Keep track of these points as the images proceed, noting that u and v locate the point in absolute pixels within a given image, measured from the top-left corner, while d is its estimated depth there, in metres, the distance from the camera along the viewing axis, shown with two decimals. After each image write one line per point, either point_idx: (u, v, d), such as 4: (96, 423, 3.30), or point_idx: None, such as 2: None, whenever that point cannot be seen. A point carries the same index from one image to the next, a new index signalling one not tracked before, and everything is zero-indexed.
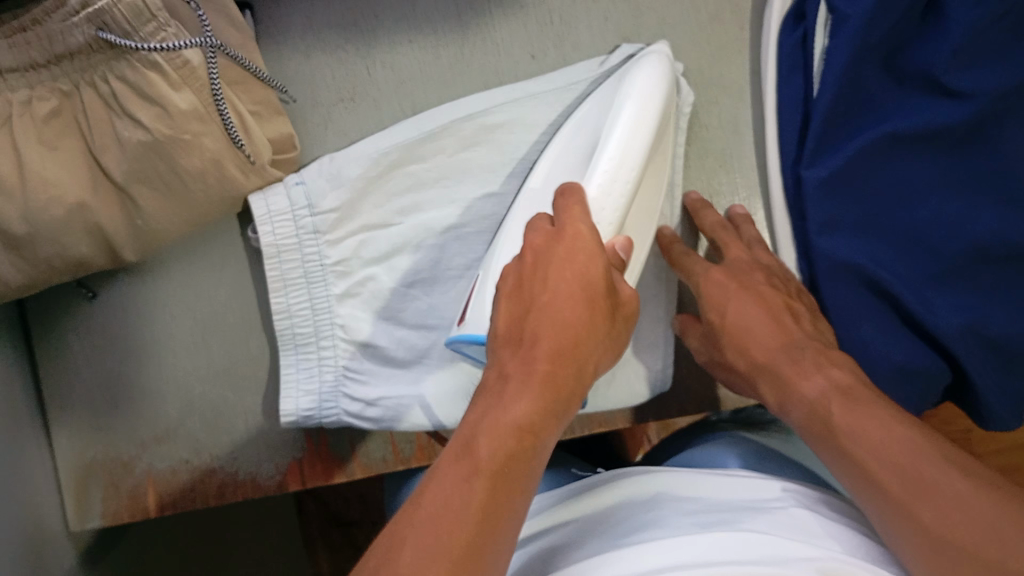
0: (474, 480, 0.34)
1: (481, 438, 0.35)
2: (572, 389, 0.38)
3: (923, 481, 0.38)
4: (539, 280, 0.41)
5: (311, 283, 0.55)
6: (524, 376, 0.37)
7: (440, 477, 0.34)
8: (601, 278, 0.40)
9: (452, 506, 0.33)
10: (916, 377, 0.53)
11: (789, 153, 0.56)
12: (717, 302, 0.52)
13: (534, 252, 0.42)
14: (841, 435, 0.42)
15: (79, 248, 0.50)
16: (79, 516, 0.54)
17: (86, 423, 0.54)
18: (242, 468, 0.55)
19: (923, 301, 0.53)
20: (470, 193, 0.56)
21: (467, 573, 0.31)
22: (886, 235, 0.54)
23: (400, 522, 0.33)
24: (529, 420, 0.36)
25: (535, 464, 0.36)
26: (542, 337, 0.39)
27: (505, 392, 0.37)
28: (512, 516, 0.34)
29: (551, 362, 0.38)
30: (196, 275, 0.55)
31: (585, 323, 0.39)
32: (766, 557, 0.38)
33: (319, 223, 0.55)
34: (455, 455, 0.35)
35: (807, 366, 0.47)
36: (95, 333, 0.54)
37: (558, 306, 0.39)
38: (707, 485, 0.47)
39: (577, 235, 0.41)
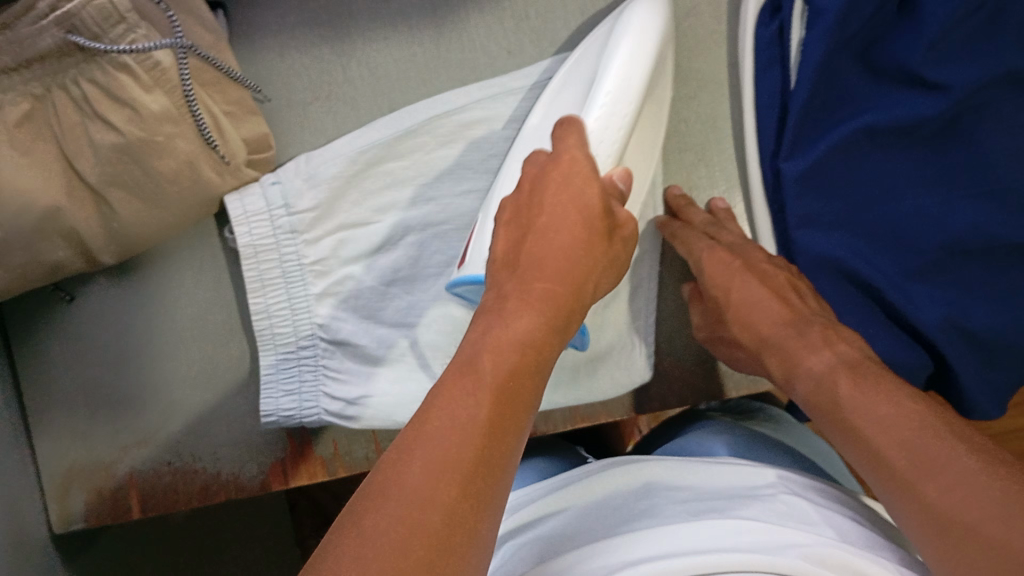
0: (484, 386, 0.33)
1: (488, 352, 0.35)
2: (570, 310, 0.39)
3: (932, 459, 0.37)
4: (536, 211, 0.42)
5: (290, 282, 0.55)
6: (522, 296, 0.38)
7: (445, 390, 0.33)
8: (598, 207, 0.42)
9: (464, 407, 0.32)
10: (898, 369, 0.53)
11: (767, 147, 0.56)
12: (721, 281, 0.52)
13: (533, 182, 0.43)
14: (851, 417, 0.41)
15: (56, 254, 0.49)
16: (63, 520, 0.54)
17: (67, 428, 0.54)
18: (225, 468, 0.55)
19: (900, 295, 0.53)
20: (449, 191, 0.56)
21: (487, 465, 0.31)
22: (864, 228, 0.54)
23: (407, 430, 0.32)
24: (531, 336, 0.36)
25: (538, 379, 0.36)
26: (539, 261, 0.40)
27: (508, 311, 0.37)
28: (518, 432, 0.33)
29: (553, 282, 0.39)
30: (173, 276, 0.55)
31: (581, 245, 0.41)
32: (758, 545, 0.38)
33: (296, 223, 0.54)
34: (460, 366, 0.34)
35: (807, 345, 0.47)
36: (74, 338, 0.54)
37: (554, 237, 0.41)
38: (703, 471, 0.47)
39: (574, 162, 0.42)
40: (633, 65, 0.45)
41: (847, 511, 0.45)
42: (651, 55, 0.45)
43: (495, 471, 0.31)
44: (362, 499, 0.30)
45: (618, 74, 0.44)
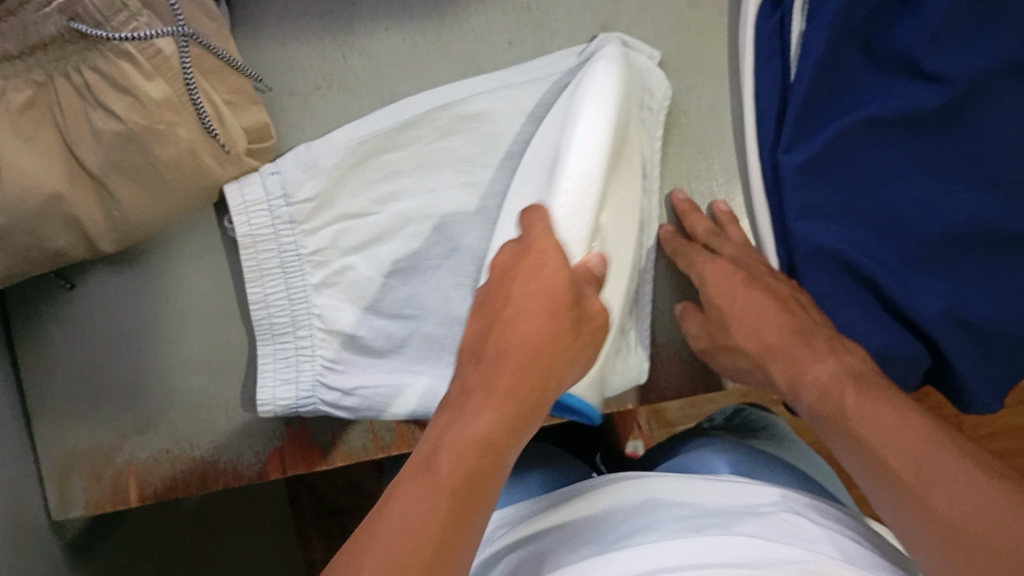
0: (439, 487, 0.33)
1: (445, 449, 0.34)
2: (539, 399, 0.38)
3: (940, 471, 0.36)
4: (505, 300, 0.41)
5: (288, 273, 0.55)
6: (484, 388, 0.37)
7: (401, 490, 0.33)
8: (568, 292, 0.40)
9: (414, 514, 0.32)
10: (898, 362, 0.54)
11: (767, 139, 0.56)
12: (730, 291, 0.51)
13: (502, 272, 0.42)
14: (854, 424, 0.42)
15: (56, 241, 0.50)
16: (62, 507, 0.54)
17: (67, 414, 0.54)
18: (225, 456, 0.55)
19: (899, 284, 0.53)
20: (451, 184, 0.56)
21: (436, 570, 0.31)
22: (864, 219, 0.54)
23: (357, 537, 0.32)
24: (494, 434, 0.35)
25: (497, 478, 0.35)
26: (510, 344, 0.39)
27: (470, 405, 0.36)
28: (473, 534, 0.33)
29: (521, 371, 0.38)
30: (171, 263, 0.55)
31: (553, 335, 0.39)
32: (756, 560, 0.38)
33: (295, 213, 0.54)
34: (416, 469, 0.34)
35: (815, 353, 0.47)
36: (74, 325, 0.54)
37: (523, 317, 0.39)
38: (704, 487, 0.47)
39: (543, 252, 0.41)
40: (598, 130, 0.46)
41: (847, 533, 0.45)
42: (614, 115, 0.48)
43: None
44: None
45: (580, 142, 0.46)
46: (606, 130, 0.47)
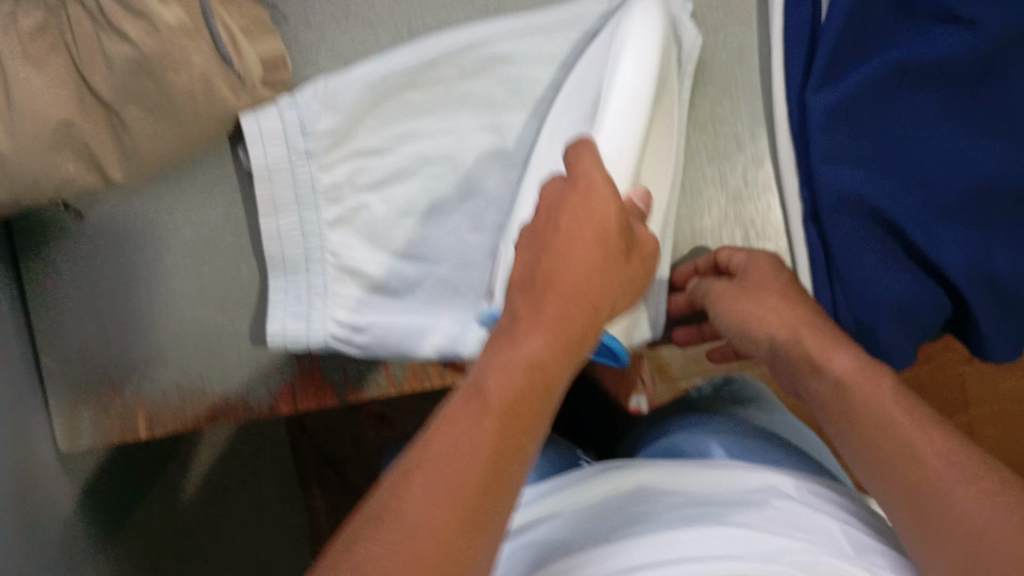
0: (486, 419, 0.31)
1: (493, 376, 0.32)
2: (586, 330, 0.36)
3: (915, 448, 0.38)
4: (557, 223, 0.37)
5: (302, 207, 0.53)
6: (532, 316, 0.35)
7: (448, 420, 0.31)
8: (618, 226, 0.38)
9: (466, 441, 0.30)
10: (916, 313, 0.53)
11: (795, 80, 0.55)
12: (754, 280, 0.49)
13: (550, 190, 0.39)
14: (844, 403, 0.43)
15: (66, 169, 0.48)
16: (70, 439, 0.54)
17: (74, 348, 0.54)
18: (234, 392, 0.55)
19: (923, 235, 0.52)
20: (470, 124, 0.55)
21: (483, 503, 0.30)
22: (891, 170, 0.53)
23: (405, 460, 0.31)
24: (543, 361, 0.33)
25: (545, 409, 0.34)
26: (556, 278, 0.36)
27: (520, 329, 0.34)
28: (521, 462, 0.32)
29: (572, 304, 0.35)
30: (184, 194, 0.54)
31: (604, 268, 0.37)
32: (749, 552, 0.37)
33: (313, 147, 0.53)
34: (465, 395, 0.32)
35: (837, 344, 0.44)
36: (83, 255, 0.54)
37: (572, 249, 0.36)
38: (696, 480, 0.46)
39: (592, 185, 0.38)
40: (639, 73, 0.47)
41: (840, 516, 0.44)
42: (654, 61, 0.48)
43: (489, 509, 0.30)
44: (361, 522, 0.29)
45: (625, 85, 0.47)
46: (649, 66, 0.48)
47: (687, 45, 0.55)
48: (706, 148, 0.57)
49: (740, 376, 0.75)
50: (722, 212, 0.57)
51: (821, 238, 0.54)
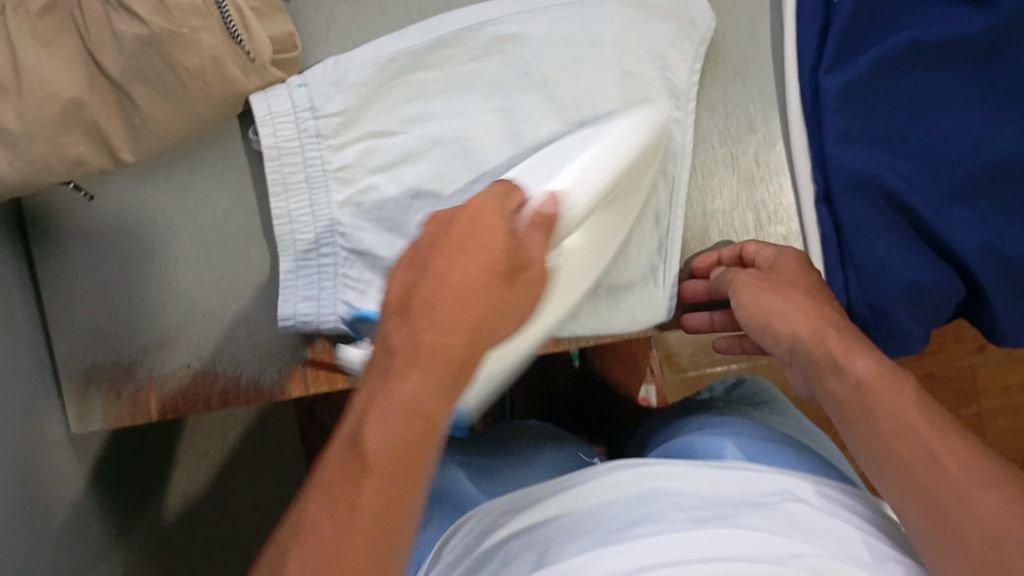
0: (362, 481, 0.30)
1: (370, 430, 0.30)
2: (470, 357, 0.33)
3: (962, 485, 0.37)
4: (432, 248, 0.34)
5: (313, 188, 0.53)
6: (411, 352, 0.31)
7: (324, 484, 0.30)
8: (504, 246, 0.34)
9: (343, 511, 0.29)
10: (931, 292, 0.53)
11: (808, 60, 0.54)
12: (781, 273, 0.51)
13: (438, 217, 0.36)
14: (875, 420, 0.42)
15: (76, 148, 0.48)
16: (81, 421, 0.54)
17: (85, 329, 0.53)
18: (247, 373, 0.54)
19: (937, 217, 0.52)
20: (480, 106, 0.54)
21: (367, 573, 0.29)
22: (904, 149, 0.53)
23: (289, 529, 0.30)
24: (426, 405, 0.31)
25: (428, 452, 0.31)
26: (437, 305, 0.32)
27: (394, 374, 0.31)
28: (407, 515, 0.31)
29: (454, 341, 0.32)
30: (195, 177, 0.54)
31: (487, 293, 0.33)
32: (762, 556, 0.38)
33: (322, 128, 0.53)
34: (341, 454, 0.31)
35: (856, 346, 0.45)
36: (95, 235, 0.53)
37: (455, 272, 0.33)
38: (709, 477, 0.46)
39: (480, 214, 0.35)
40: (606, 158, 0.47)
41: (853, 520, 0.45)
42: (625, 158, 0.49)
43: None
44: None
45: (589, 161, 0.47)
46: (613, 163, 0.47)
47: (699, 24, 0.55)
48: (718, 128, 0.56)
49: (751, 380, 0.75)
50: (734, 195, 0.56)
51: (834, 220, 0.54)
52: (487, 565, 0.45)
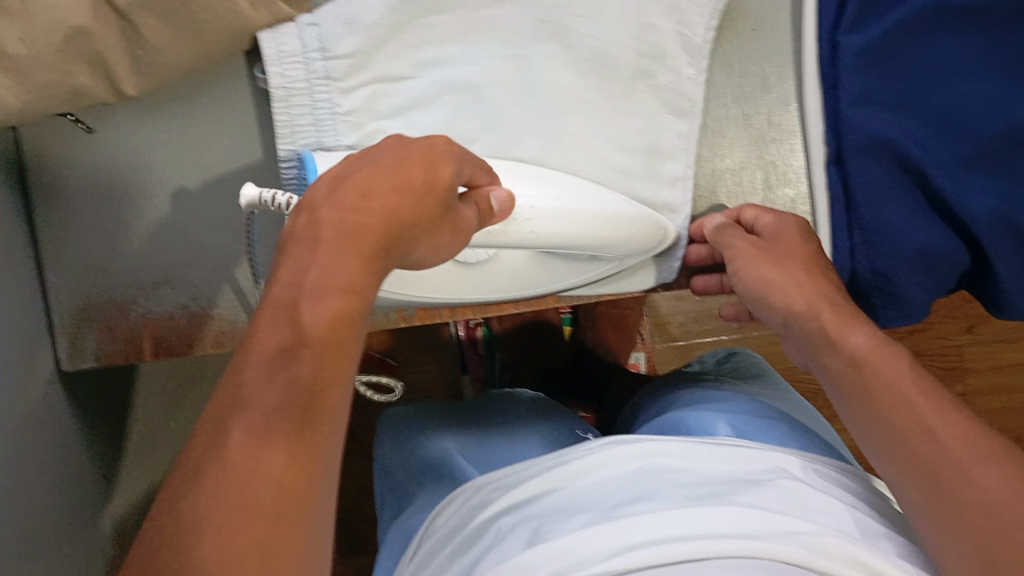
0: (296, 355, 0.28)
1: (310, 294, 0.29)
2: (392, 250, 0.32)
3: (959, 459, 0.36)
4: (376, 153, 0.35)
5: (320, 132, 0.52)
6: (342, 231, 0.30)
7: (247, 373, 0.27)
8: (445, 177, 0.35)
9: (282, 378, 0.27)
10: (938, 260, 0.53)
11: (828, 20, 0.54)
12: (782, 243, 0.50)
13: (383, 143, 0.36)
14: (872, 391, 0.40)
15: (78, 79, 0.47)
16: (72, 358, 0.53)
17: (80, 265, 0.52)
18: (241, 319, 0.54)
19: (950, 183, 0.52)
20: (492, 53, 0.53)
21: (286, 498, 0.26)
22: (922, 112, 0.53)
23: (212, 418, 0.27)
24: (352, 275, 0.29)
25: (357, 329, 0.29)
26: (371, 200, 0.32)
27: (323, 244, 0.30)
28: (339, 401, 0.28)
29: (379, 220, 0.31)
30: (200, 114, 0.53)
31: (418, 196, 0.33)
32: (761, 533, 0.37)
33: (332, 70, 0.52)
34: (273, 333, 0.28)
35: (850, 321, 0.44)
36: (94, 168, 0.52)
37: (388, 178, 0.33)
38: (704, 454, 0.45)
39: (433, 147, 0.35)
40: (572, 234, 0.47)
41: (848, 499, 0.43)
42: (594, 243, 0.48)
43: (296, 506, 0.26)
44: (181, 484, 0.26)
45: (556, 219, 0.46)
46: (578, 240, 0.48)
47: None
48: (733, 86, 0.57)
49: (742, 353, 0.73)
50: (745, 154, 0.57)
51: (843, 182, 0.54)
52: (479, 539, 0.43)
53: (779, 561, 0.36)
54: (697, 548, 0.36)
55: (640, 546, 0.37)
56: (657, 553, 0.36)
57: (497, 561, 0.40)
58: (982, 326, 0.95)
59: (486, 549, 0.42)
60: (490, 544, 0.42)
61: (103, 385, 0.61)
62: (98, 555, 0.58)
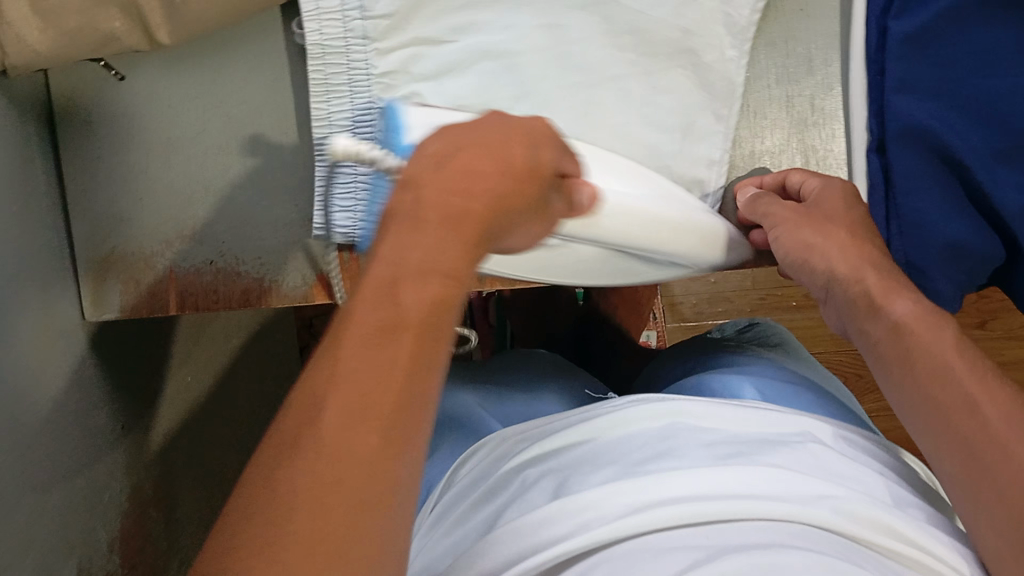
0: (397, 335, 0.28)
1: (410, 279, 0.28)
2: (491, 231, 0.32)
3: (994, 430, 0.38)
4: (482, 129, 0.33)
5: (355, 92, 0.50)
6: (445, 212, 0.30)
7: (355, 346, 0.28)
8: (545, 166, 0.35)
9: (381, 366, 0.27)
10: (971, 253, 0.53)
11: (878, 3, 0.54)
12: (823, 208, 0.50)
13: (490, 114, 0.35)
14: (915, 358, 0.42)
15: (112, 25, 0.45)
16: (96, 309, 0.53)
17: (107, 215, 0.52)
18: (269, 278, 0.53)
19: (988, 177, 0.52)
20: (531, 19, 0.51)
21: (361, 500, 0.26)
22: (968, 102, 0.52)
23: (309, 389, 0.28)
24: (456, 263, 0.30)
25: (452, 316, 0.30)
26: (473, 179, 0.32)
27: (430, 227, 0.30)
28: (430, 395, 0.29)
29: (485, 205, 0.32)
30: (232, 66, 0.52)
31: (517, 179, 0.33)
32: (786, 496, 0.37)
33: (369, 29, 0.50)
34: (378, 301, 0.28)
35: (896, 287, 0.46)
36: (124, 116, 0.52)
37: (493, 159, 0.32)
38: (731, 413, 0.44)
39: (535, 130, 0.35)
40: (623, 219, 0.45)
41: (874, 466, 0.43)
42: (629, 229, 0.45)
43: (379, 504, 0.27)
44: (275, 457, 0.27)
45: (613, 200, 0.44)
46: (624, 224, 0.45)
47: None
48: (777, 66, 0.56)
49: (764, 322, 0.72)
50: (784, 134, 0.56)
51: (883, 169, 0.55)
52: (503, 491, 0.43)
53: (806, 525, 0.36)
54: (723, 509, 0.36)
55: (664, 503, 0.37)
56: (683, 511, 0.36)
57: (519, 513, 0.40)
58: (995, 322, 0.97)
59: (511, 500, 0.42)
60: (514, 497, 0.42)
61: (120, 335, 0.61)
62: (116, 502, 0.59)
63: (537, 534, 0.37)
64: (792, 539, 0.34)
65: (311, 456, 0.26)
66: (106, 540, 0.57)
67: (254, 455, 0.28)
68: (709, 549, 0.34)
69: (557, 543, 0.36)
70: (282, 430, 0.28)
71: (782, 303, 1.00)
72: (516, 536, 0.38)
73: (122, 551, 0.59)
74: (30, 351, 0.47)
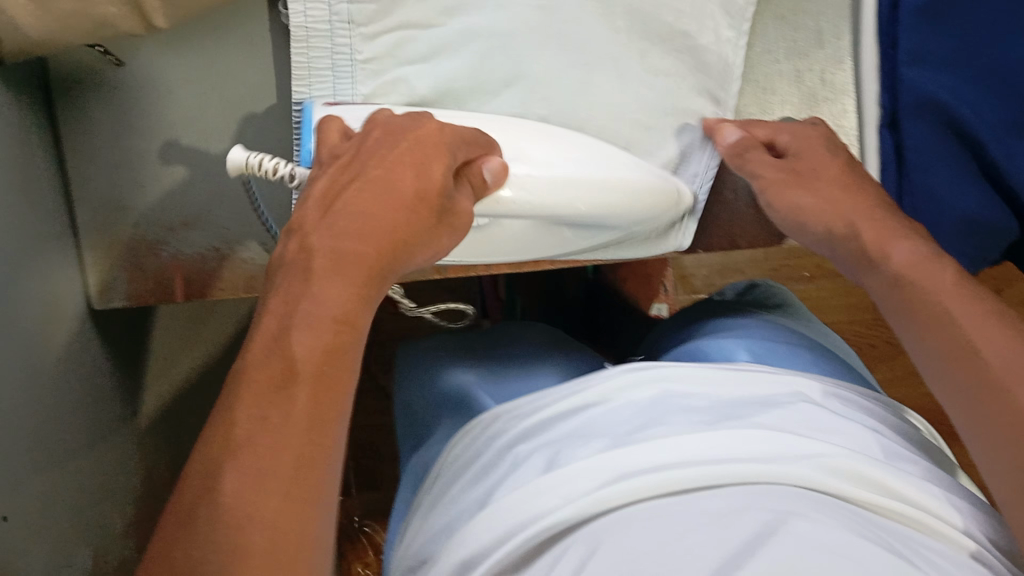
0: (293, 381, 0.32)
1: (300, 327, 0.33)
2: (387, 270, 0.38)
3: (998, 380, 0.37)
4: (366, 166, 0.40)
5: (338, 77, 0.50)
6: (342, 256, 0.36)
7: (248, 397, 0.31)
8: (438, 184, 0.40)
9: (277, 414, 0.31)
10: (982, 227, 0.54)
11: None
12: (808, 163, 0.51)
13: (367, 148, 0.40)
14: (929, 308, 0.42)
15: (107, 10, 0.43)
16: (102, 297, 0.53)
17: (109, 204, 0.51)
18: (274, 264, 0.53)
19: (1001, 148, 0.52)
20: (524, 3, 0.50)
21: (283, 541, 0.30)
22: (973, 71, 0.52)
23: (211, 447, 0.31)
24: (345, 307, 0.35)
25: (347, 358, 0.34)
26: (362, 218, 0.38)
27: (318, 271, 0.35)
28: (332, 432, 0.33)
29: (377, 247, 0.37)
30: (230, 49, 0.52)
31: (408, 209, 0.39)
32: (767, 456, 0.37)
33: (355, 13, 0.49)
34: (267, 346, 0.33)
35: (891, 234, 0.46)
36: (122, 104, 0.51)
37: (385, 201, 0.38)
38: (713, 376, 0.44)
39: (422, 153, 0.40)
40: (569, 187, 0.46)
41: (866, 421, 0.42)
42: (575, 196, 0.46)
43: (295, 541, 0.30)
44: (180, 521, 0.30)
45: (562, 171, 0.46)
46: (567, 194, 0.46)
47: None
48: (786, 40, 0.56)
49: (767, 282, 0.71)
50: (794, 109, 0.56)
51: (895, 145, 0.55)
52: (493, 470, 0.43)
53: (790, 485, 0.35)
54: (703, 475, 0.36)
55: (645, 471, 0.36)
56: (667, 477, 0.36)
57: (509, 488, 0.39)
58: (1010, 288, 0.97)
59: (499, 479, 0.41)
60: (503, 475, 0.41)
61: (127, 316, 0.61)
62: (128, 489, 0.59)
63: (525, 511, 0.37)
64: (770, 500, 0.34)
65: (217, 509, 0.29)
66: (118, 526, 0.57)
67: (161, 521, 0.30)
68: (692, 519, 0.33)
69: (542, 517, 0.36)
70: (189, 490, 0.30)
71: (793, 274, 0.99)
72: (505, 513, 0.37)
73: (133, 537, 0.59)
74: (33, 344, 0.46)
